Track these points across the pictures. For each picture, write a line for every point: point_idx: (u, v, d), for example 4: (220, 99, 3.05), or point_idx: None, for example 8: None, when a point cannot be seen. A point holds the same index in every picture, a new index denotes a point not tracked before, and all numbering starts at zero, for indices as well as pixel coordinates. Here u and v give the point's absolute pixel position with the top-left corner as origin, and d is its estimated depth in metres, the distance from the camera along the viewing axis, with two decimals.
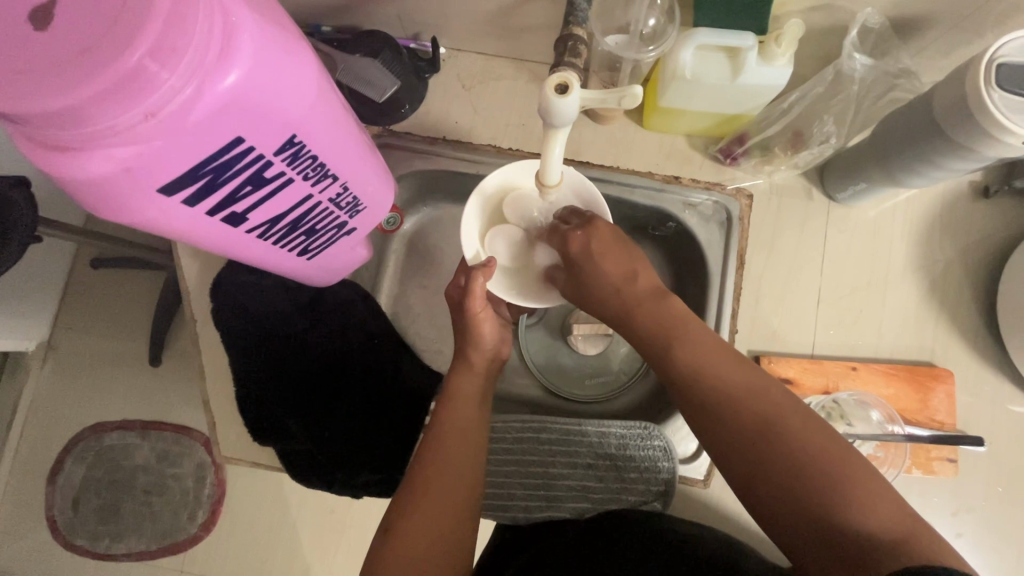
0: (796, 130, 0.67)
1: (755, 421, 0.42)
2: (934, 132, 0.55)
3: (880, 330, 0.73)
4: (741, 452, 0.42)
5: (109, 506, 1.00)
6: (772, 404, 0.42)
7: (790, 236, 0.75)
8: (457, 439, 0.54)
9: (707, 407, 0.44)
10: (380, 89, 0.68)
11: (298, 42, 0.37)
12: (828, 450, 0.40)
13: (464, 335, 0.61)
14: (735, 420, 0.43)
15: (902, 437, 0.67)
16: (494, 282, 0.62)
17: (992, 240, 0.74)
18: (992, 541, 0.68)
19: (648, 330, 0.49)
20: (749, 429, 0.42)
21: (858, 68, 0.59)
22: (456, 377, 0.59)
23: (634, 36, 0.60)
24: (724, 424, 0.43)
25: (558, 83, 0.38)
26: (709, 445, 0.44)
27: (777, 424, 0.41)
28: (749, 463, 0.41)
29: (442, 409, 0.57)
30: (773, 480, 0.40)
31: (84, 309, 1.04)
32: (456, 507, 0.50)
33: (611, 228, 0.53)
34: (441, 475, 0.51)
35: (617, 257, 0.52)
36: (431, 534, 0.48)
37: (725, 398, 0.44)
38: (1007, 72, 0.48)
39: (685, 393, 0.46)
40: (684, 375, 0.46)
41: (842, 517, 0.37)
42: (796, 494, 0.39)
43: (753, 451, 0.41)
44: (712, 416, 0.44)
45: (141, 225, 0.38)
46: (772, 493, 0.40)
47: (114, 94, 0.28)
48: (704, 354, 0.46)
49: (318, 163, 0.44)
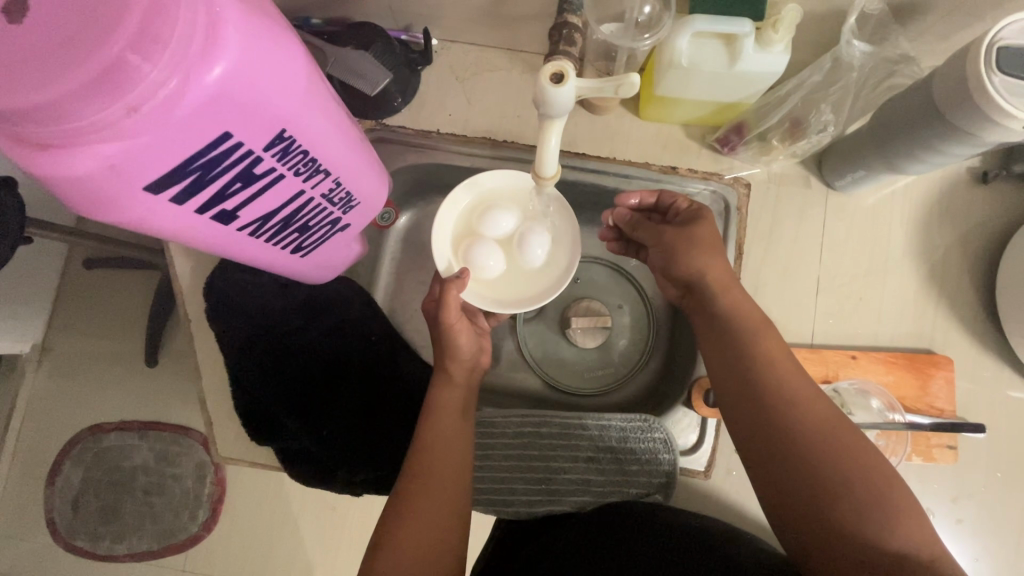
0: (794, 118, 0.66)
1: (809, 434, 0.46)
2: (935, 118, 0.54)
3: (880, 318, 0.73)
4: (788, 458, 0.46)
5: (109, 507, 1.00)
6: (823, 419, 0.46)
7: (789, 225, 0.75)
8: (444, 455, 0.53)
9: (764, 413, 0.48)
10: (370, 81, 0.66)
11: (287, 34, 0.36)
12: (868, 466, 0.44)
13: (441, 347, 0.59)
14: (789, 428, 0.46)
15: (903, 425, 0.66)
16: (469, 293, 0.63)
17: (991, 225, 0.73)
18: (993, 527, 0.68)
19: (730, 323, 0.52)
20: (801, 436, 0.46)
21: (858, 55, 0.57)
22: (440, 390, 0.57)
23: (630, 24, 0.59)
24: (769, 433, 0.47)
25: (552, 72, 0.37)
26: (755, 448, 0.48)
27: (829, 439, 0.45)
28: (802, 470, 0.45)
29: (424, 421, 0.56)
30: (824, 492, 0.44)
31: (79, 311, 1.03)
32: (445, 518, 0.50)
33: (708, 230, 0.55)
34: (428, 490, 0.51)
35: (710, 254, 0.54)
36: (418, 548, 0.48)
37: (782, 402, 0.47)
38: (1011, 55, 0.47)
39: (747, 391, 0.49)
40: (750, 376, 0.49)
41: (879, 530, 0.42)
42: (838, 505, 0.43)
43: (800, 453, 0.45)
44: (764, 414, 0.47)
45: (129, 224, 0.37)
46: (813, 496, 0.44)
47: (94, 88, 0.28)
48: (771, 361, 0.49)
49: (309, 158, 0.43)
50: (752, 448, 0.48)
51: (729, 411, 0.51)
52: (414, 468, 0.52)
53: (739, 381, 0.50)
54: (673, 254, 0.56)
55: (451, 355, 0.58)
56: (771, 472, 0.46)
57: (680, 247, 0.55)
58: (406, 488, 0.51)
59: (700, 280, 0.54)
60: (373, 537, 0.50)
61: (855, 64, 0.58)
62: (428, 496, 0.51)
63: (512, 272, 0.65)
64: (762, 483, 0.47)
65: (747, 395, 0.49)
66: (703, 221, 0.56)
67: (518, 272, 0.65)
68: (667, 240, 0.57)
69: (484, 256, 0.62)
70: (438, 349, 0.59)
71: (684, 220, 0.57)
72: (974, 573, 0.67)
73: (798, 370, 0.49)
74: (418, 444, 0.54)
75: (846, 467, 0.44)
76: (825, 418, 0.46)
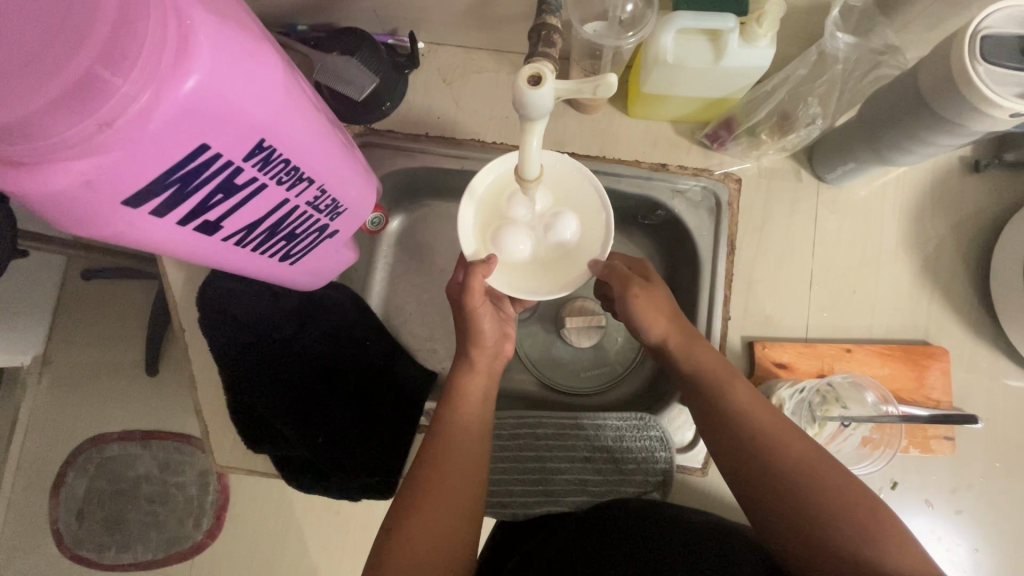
0: (782, 112, 0.66)
1: (795, 460, 0.47)
2: (921, 109, 0.54)
3: (874, 310, 0.72)
4: (770, 484, 0.47)
5: (114, 517, 1.00)
6: (803, 452, 0.48)
7: (781, 219, 0.74)
8: (460, 445, 0.53)
9: (749, 444, 0.49)
10: (358, 87, 0.67)
11: (263, 44, 0.36)
12: (854, 493, 0.45)
13: (465, 332, 0.58)
14: (773, 464, 0.47)
15: (897, 417, 0.64)
16: (498, 278, 0.59)
17: (983, 214, 0.73)
18: (992, 517, 0.68)
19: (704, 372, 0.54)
20: (787, 466, 0.47)
21: (842, 47, 0.58)
22: (461, 377, 0.57)
23: (613, 23, 0.59)
24: (752, 467, 0.48)
25: (531, 75, 0.37)
26: (742, 473, 0.49)
27: (811, 470, 0.46)
28: (788, 494, 0.46)
29: (443, 407, 0.55)
30: (813, 516, 0.44)
31: (78, 323, 1.03)
32: (457, 510, 0.50)
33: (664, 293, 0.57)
34: (445, 481, 0.51)
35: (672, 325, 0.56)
36: (429, 538, 0.48)
37: (763, 439, 0.49)
38: (995, 43, 0.47)
39: (733, 433, 0.51)
40: (727, 419, 0.51)
41: (876, 552, 0.42)
42: (831, 528, 0.44)
43: (787, 473, 0.47)
44: (750, 440, 0.49)
45: (111, 239, 0.37)
46: (804, 518, 0.45)
47: (64, 104, 0.28)
48: (743, 405, 0.51)
49: (291, 167, 0.43)
50: (739, 484, 0.49)
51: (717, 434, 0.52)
52: (431, 456, 0.52)
53: (720, 423, 0.52)
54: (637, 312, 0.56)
55: (478, 338, 0.57)
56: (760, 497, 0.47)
57: (646, 305, 0.56)
58: (423, 476, 0.51)
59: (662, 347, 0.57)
60: (386, 523, 0.49)
61: (839, 54, 0.58)
62: (446, 484, 0.50)
63: (542, 261, 0.62)
64: (754, 513, 0.48)
65: (732, 439, 0.50)
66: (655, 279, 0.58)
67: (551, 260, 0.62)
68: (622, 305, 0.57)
69: (516, 239, 0.58)
70: (463, 335, 0.58)
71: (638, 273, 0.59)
72: (974, 564, 0.67)
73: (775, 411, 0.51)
74: (439, 430, 0.54)
75: (833, 492, 0.45)
76: (808, 453, 0.47)
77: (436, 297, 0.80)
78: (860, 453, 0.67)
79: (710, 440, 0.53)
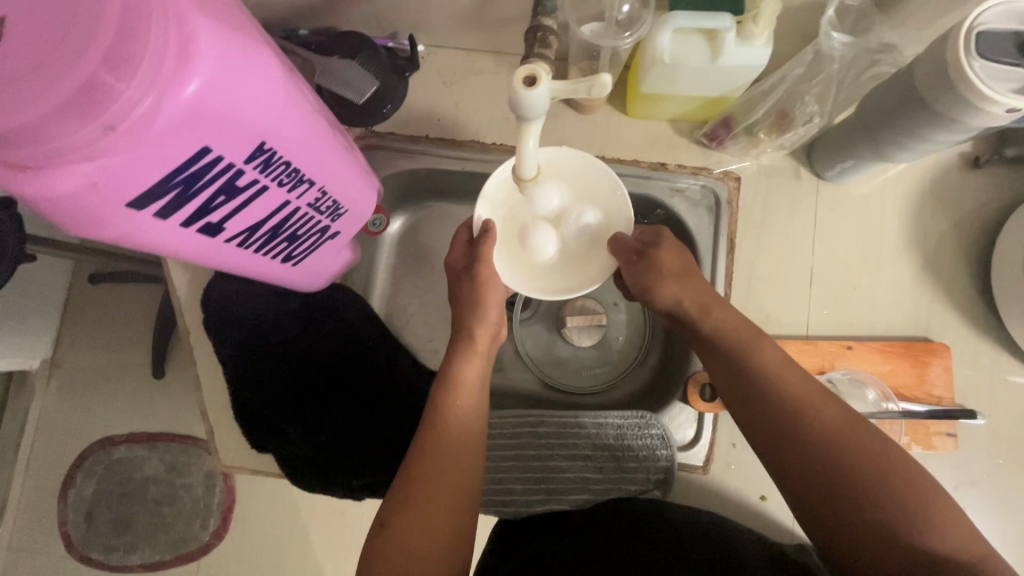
0: (780, 110, 0.66)
1: (832, 436, 0.45)
2: (917, 105, 0.54)
3: (876, 307, 0.72)
4: (806, 460, 0.46)
5: (122, 518, 1.01)
6: (840, 423, 0.46)
7: (780, 218, 0.75)
8: (456, 429, 0.53)
9: (784, 422, 0.47)
10: (359, 90, 0.68)
11: (263, 48, 0.37)
12: (893, 466, 0.44)
13: (465, 313, 0.59)
14: (804, 434, 0.46)
15: (898, 413, 0.65)
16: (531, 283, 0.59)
17: (984, 209, 0.73)
18: (996, 513, 0.68)
19: (730, 341, 0.53)
20: (822, 438, 0.46)
21: (836, 47, 0.58)
22: (457, 361, 0.57)
23: (611, 23, 0.59)
24: (788, 445, 0.47)
25: (526, 75, 0.38)
26: (778, 452, 0.47)
27: (847, 442, 0.45)
28: (826, 473, 0.45)
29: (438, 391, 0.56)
30: (852, 493, 0.43)
31: (86, 327, 1.05)
32: (457, 495, 0.50)
33: (677, 252, 0.57)
34: (439, 462, 0.51)
35: (694, 290, 0.56)
36: (425, 520, 0.48)
37: (794, 408, 0.47)
38: (989, 39, 0.47)
39: (765, 407, 0.49)
40: (757, 387, 0.50)
41: (914, 528, 0.41)
42: (872, 504, 0.43)
43: (827, 453, 0.45)
44: (784, 416, 0.47)
45: (117, 241, 0.38)
46: (845, 499, 0.43)
47: (69, 108, 0.28)
48: (773, 370, 0.50)
49: (292, 169, 0.44)
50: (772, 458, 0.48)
51: (748, 409, 0.50)
52: (428, 442, 0.52)
53: (754, 394, 0.50)
54: (644, 286, 0.57)
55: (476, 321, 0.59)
56: (796, 473, 0.46)
57: (647, 279, 0.57)
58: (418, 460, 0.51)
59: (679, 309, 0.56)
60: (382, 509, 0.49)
61: (835, 56, 0.59)
62: (440, 464, 0.51)
63: (570, 249, 0.61)
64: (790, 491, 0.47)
65: (763, 416, 0.49)
66: (662, 245, 0.57)
67: (576, 251, 0.61)
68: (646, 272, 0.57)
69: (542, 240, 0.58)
70: (463, 312, 0.59)
71: (646, 243, 0.58)
72: None
73: (807, 377, 0.49)
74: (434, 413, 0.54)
75: (873, 469, 0.44)
76: (841, 423, 0.46)
77: (438, 297, 0.80)
78: None
79: (742, 413, 0.51)
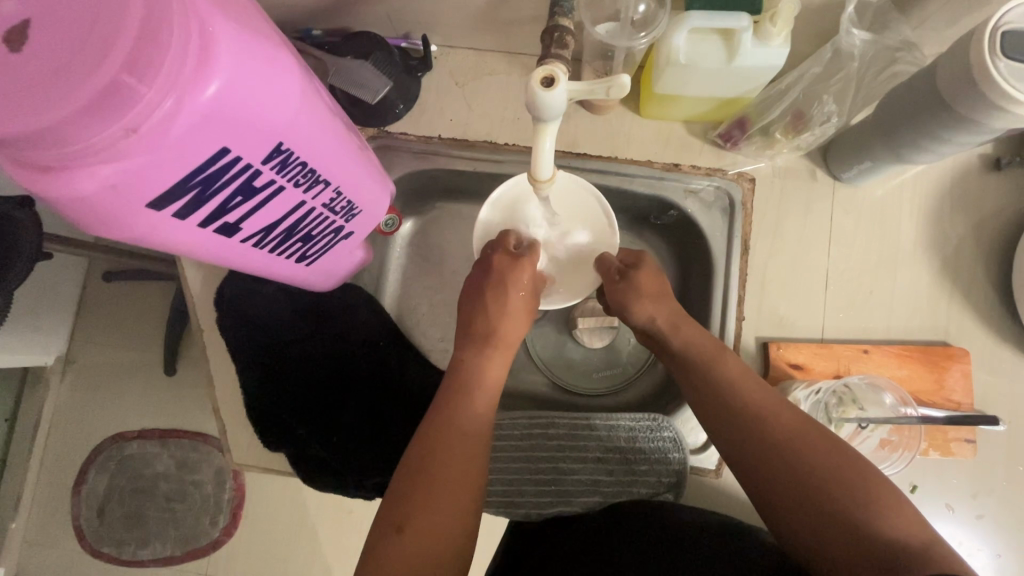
0: (797, 110, 0.66)
1: (786, 435, 0.47)
2: (939, 107, 0.53)
3: (892, 312, 0.71)
4: (763, 461, 0.47)
5: (133, 513, 1.02)
6: (794, 424, 0.48)
7: (795, 220, 0.74)
8: (467, 424, 0.52)
9: (743, 427, 0.49)
10: (372, 90, 0.68)
11: (281, 49, 0.37)
12: (843, 460, 0.45)
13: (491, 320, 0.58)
14: (761, 437, 0.48)
15: (917, 419, 0.64)
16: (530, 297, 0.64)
17: (1004, 213, 0.72)
18: (1013, 520, 0.67)
19: (687, 356, 0.55)
20: (776, 441, 0.47)
21: (858, 44, 0.58)
22: (477, 361, 0.57)
23: (626, 23, 0.59)
24: (746, 445, 0.48)
25: (544, 76, 0.37)
26: (740, 463, 0.48)
27: (800, 441, 0.46)
28: (784, 473, 0.45)
29: (448, 402, 0.54)
30: (813, 491, 0.43)
31: (99, 324, 1.05)
32: (458, 486, 0.49)
33: (658, 273, 0.60)
34: (447, 476, 0.49)
35: (660, 305, 0.58)
36: (430, 535, 0.46)
37: (753, 414, 0.49)
38: (1014, 39, 0.46)
39: (725, 413, 0.50)
40: (718, 395, 0.51)
41: (870, 517, 0.41)
42: (829, 497, 0.43)
43: (784, 450, 0.46)
44: (743, 422, 0.49)
45: (135, 241, 0.38)
46: (805, 496, 0.44)
47: (92, 111, 0.29)
48: (737, 382, 0.51)
49: (308, 170, 0.44)
50: (737, 465, 0.49)
51: (712, 423, 0.51)
52: (429, 441, 0.51)
53: (714, 406, 0.51)
54: (619, 304, 0.60)
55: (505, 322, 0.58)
56: (754, 475, 0.47)
57: (625, 296, 0.59)
58: (426, 470, 0.49)
59: (649, 328, 0.58)
60: (392, 516, 0.47)
61: (855, 52, 0.58)
62: (451, 472, 0.49)
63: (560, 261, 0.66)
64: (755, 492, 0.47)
65: (726, 428, 0.50)
66: (642, 266, 0.60)
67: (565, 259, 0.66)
68: (623, 292, 0.59)
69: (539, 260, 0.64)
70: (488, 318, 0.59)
71: (628, 264, 0.62)
72: (995, 569, 0.66)
73: (768, 389, 0.51)
74: (441, 418, 0.52)
75: (822, 463, 0.45)
76: (796, 424, 0.48)
77: (448, 298, 0.80)
78: (878, 455, 0.66)
79: (705, 420, 0.52)
